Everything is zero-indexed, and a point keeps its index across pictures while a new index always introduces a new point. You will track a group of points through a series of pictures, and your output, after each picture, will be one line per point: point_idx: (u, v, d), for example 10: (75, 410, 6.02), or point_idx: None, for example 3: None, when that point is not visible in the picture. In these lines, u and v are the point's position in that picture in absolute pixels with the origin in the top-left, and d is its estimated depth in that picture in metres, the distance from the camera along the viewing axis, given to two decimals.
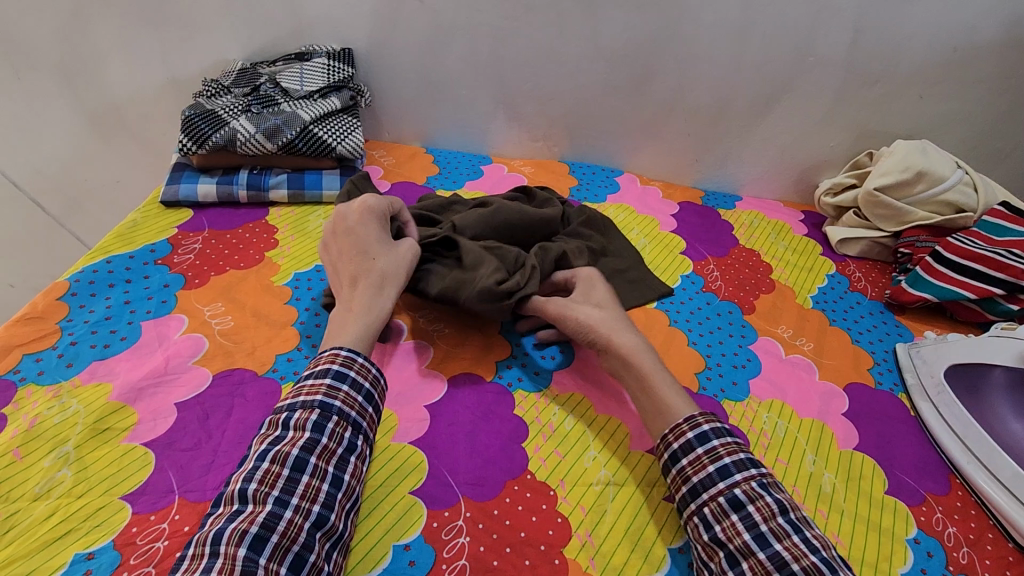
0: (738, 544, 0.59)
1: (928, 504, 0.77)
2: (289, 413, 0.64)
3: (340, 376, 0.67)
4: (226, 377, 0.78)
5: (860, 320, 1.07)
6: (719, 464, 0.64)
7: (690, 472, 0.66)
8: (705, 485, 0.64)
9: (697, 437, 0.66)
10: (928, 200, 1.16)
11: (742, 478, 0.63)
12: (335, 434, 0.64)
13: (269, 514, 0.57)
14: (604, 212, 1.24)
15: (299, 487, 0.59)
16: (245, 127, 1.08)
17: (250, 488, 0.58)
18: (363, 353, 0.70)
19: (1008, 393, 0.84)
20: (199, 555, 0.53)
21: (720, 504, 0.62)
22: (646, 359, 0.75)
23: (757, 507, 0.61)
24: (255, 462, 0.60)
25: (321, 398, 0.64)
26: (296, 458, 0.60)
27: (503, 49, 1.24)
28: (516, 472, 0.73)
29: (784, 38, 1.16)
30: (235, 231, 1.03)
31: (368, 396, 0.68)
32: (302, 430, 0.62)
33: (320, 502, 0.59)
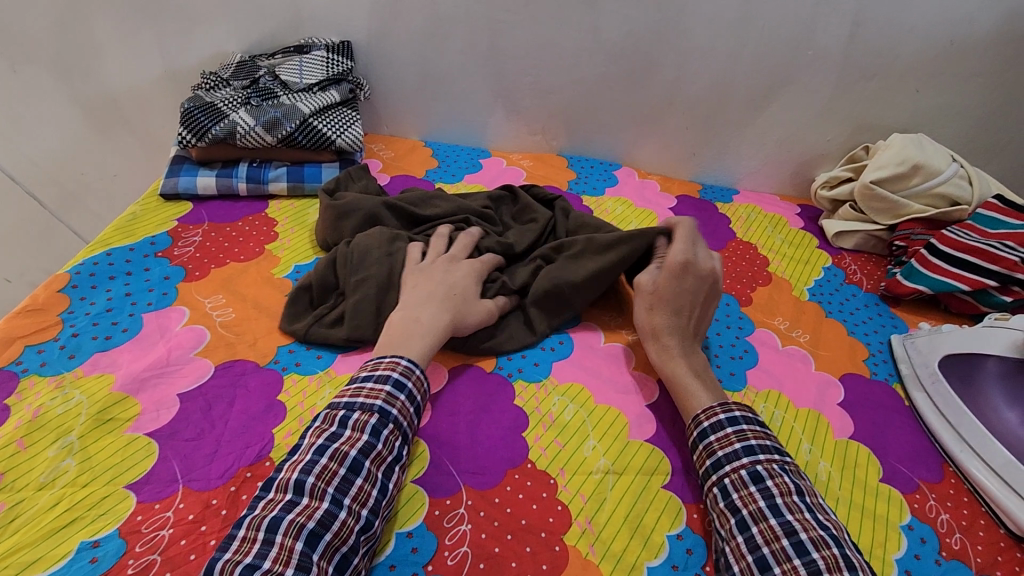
0: (752, 510, 0.63)
1: (921, 491, 0.78)
2: (347, 413, 0.64)
3: (397, 385, 0.68)
4: (228, 368, 0.78)
5: (856, 311, 1.08)
6: (746, 443, 0.68)
7: (717, 446, 0.70)
8: (729, 457, 0.68)
9: (728, 420, 0.71)
10: (924, 193, 1.17)
11: (764, 458, 0.67)
12: (388, 441, 0.65)
13: (325, 512, 0.57)
14: (602, 205, 1.24)
15: (353, 488, 0.60)
16: (244, 119, 1.08)
17: (307, 481, 0.59)
18: (421, 365, 0.71)
19: (1001, 381, 0.85)
20: (251, 540, 0.55)
21: (741, 476, 0.66)
22: (676, 366, 0.80)
23: (775, 483, 0.64)
24: (313, 456, 0.61)
25: (381, 404, 0.66)
26: (353, 459, 0.61)
27: (503, 42, 1.25)
28: (517, 461, 0.73)
29: (782, 32, 1.17)
30: (235, 224, 1.03)
31: (417, 409, 0.70)
32: (361, 432, 0.63)
33: (369, 507, 0.60)
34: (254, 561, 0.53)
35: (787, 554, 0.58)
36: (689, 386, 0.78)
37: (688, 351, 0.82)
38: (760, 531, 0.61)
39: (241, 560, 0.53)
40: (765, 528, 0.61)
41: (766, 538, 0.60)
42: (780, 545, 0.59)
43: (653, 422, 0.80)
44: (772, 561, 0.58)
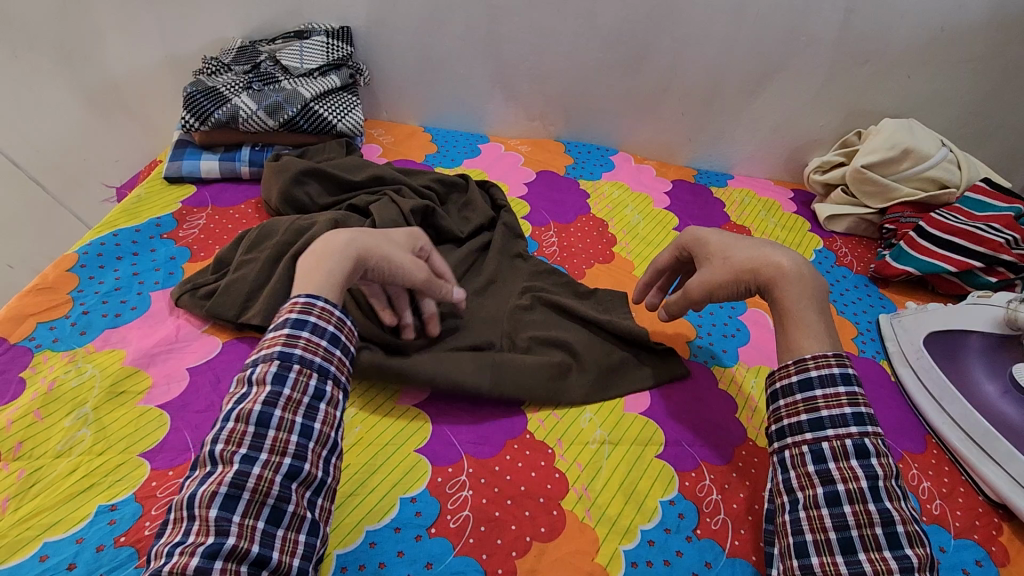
0: (810, 494, 0.58)
1: (905, 461, 0.82)
2: (252, 368, 0.55)
3: (305, 323, 0.58)
4: (235, 345, 0.81)
5: (846, 292, 1.11)
6: (814, 415, 0.61)
7: (785, 414, 0.63)
8: (794, 430, 0.62)
9: (801, 385, 0.63)
10: (914, 177, 1.20)
11: (834, 433, 0.60)
12: (297, 383, 0.55)
13: (236, 473, 0.50)
14: (599, 189, 1.27)
15: (267, 442, 0.52)
16: (246, 103, 1.09)
17: (216, 449, 0.51)
18: (325, 296, 0.60)
19: (983, 357, 0.88)
20: (178, 520, 0.49)
21: (804, 453, 0.60)
22: (789, 292, 0.68)
23: (840, 466, 0.58)
24: (220, 421, 0.53)
25: (281, 347, 0.56)
26: (258, 415, 0.52)
27: (501, 27, 1.26)
28: (516, 432, 0.76)
29: (776, 18, 1.18)
30: (238, 206, 1.05)
31: (332, 339, 0.59)
32: (263, 384, 0.54)
33: (292, 455, 0.52)
34: (176, 543, 0.47)
35: (832, 548, 0.55)
36: (807, 313, 0.67)
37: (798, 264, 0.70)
38: (812, 516, 0.57)
39: (172, 542, 0.48)
40: (815, 515, 0.57)
41: (816, 526, 0.57)
42: (872, 532, 0.55)
43: (647, 395, 0.83)
44: (858, 545, 0.54)
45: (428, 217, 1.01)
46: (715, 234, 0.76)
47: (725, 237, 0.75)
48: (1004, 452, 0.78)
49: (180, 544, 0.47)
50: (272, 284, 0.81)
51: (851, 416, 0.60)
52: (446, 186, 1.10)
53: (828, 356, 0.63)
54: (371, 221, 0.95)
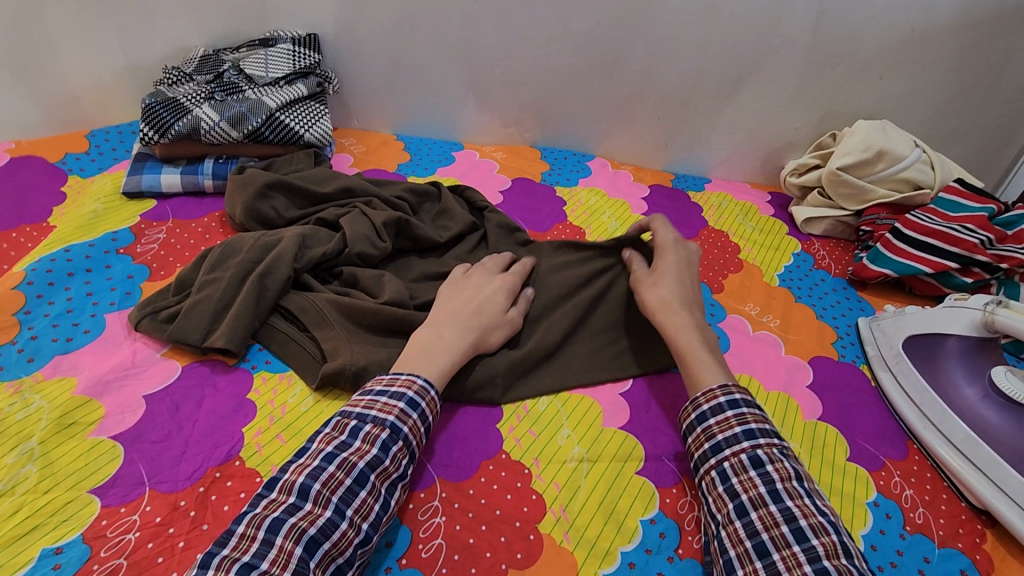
0: (752, 495, 0.62)
1: (887, 469, 0.81)
2: (358, 423, 0.65)
3: (413, 406, 0.68)
4: (195, 369, 0.77)
5: (825, 296, 1.10)
6: (746, 426, 0.67)
7: (718, 430, 0.69)
8: (729, 441, 0.67)
9: (729, 403, 0.69)
10: (888, 178, 1.20)
11: (764, 443, 0.66)
12: (395, 458, 0.64)
13: (327, 520, 0.58)
14: (576, 196, 1.25)
15: (356, 500, 0.60)
16: (208, 114, 1.05)
17: (313, 487, 0.59)
18: (436, 387, 0.71)
19: (962, 359, 0.86)
20: (250, 537, 0.55)
21: (741, 460, 0.65)
22: (688, 336, 0.78)
23: (775, 468, 0.63)
24: (321, 462, 0.61)
25: (392, 420, 0.66)
26: (359, 472, 0.61)
27: (473, 33, 1.24)
28: (490, 452, 0.74)
29: (748, 21, 1.18)
30: (201, 220, 1.01)
31: (428, 427, 0.69)
32: (370, 446, 0.63)
33: (369, 521, 0.60)
34: (252, 560, 0.54)
35: (788, 540, 0.58)
36: (701, 354, 0.76)
37: (697, 319, 0.81)
38: (760, 516, 0.60)
39: (239, 556, 0.54)
40: (765, 514, 0.60)
41: (766, 524, 0.60)
42: (778, 531, 0.59)
43: (627, 408, 0.81)
44: (771, 547, 0.58)
45: (402, 227, 0.98)
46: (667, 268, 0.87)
47: (676, 281, 0.86)
48: (985, 456, 0.77)
49: (256, 567, 0.53)
50: (238, 304, 0.79)
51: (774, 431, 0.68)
52: (418, 196, 1.08)
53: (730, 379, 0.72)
54: (340, 235, 0.93)
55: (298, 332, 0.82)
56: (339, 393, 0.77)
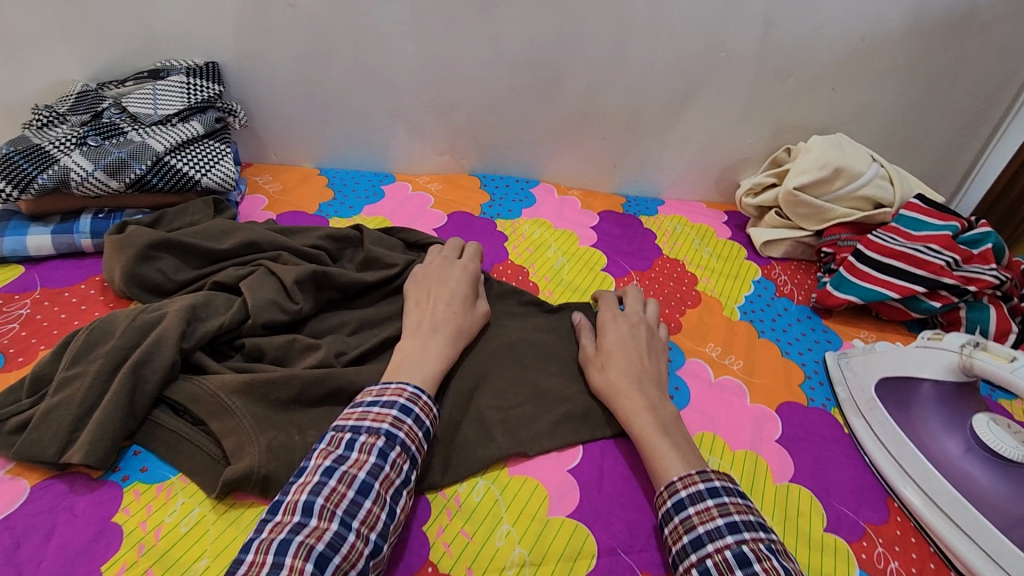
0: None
1: (868, 537, 0.72)
2: (354, 434, 0.60)
3: (407, 412, 0.64)
4: (48, 488, 0.63)
5: (789, 328, 1.02)
6: (729, 518, 0.58)
7: (697, 522, 0.59)
8: (711, 535, 0.57)
9: (709, 492, 0.61)
10: (847, 196, 1.13)
11: (750, 538, 0.57)
12: (396, 465, 0.60)
13: (335, 533, 0.53)
14: (519, 230, 1.14)
15: (361, 511, 0.56)
16: (80, 164, 0.90)
17: (316, 503, 0.55)
18: (428, 392, 0.67)
19: (938, 405, 0.79)
20: (259, 566, 0.50)
21: (726, 557, 0.55)
22: (643, 421, 0.71)
23: (762, 565, 0.54)
24: (320, 478, 0.57)
25: (388, 427, 0.61)
26: (361, 484, 0.57)
27: (395, 54, 1.11)
28: (414, 566, 0.62)
29: (693, 34, 1.09)
30: (75, 288, 0.86)
31: (425, 433, 0.65)
32: (367, 455, 0.59)
33: (378, 530, 0.56)
34: None
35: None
36: (656, 442, 0.68)
37: (653, 399, 0.73)
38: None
39: None
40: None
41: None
42: None
43: (576, 493, 0.70)
44: None
45: (320, 281, 0.86)
46: (615, 346, 0.80)
47: (624, 357, 0.78)
48: (972, 519, 0.69)
49: None
50: (105, 407, 0.65)
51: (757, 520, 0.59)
52: (338, 241, 0.95)
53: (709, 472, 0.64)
54: (240, 303, 0.79)
55: (189, 428, 0.69)
56: (242, 498, 0.65)
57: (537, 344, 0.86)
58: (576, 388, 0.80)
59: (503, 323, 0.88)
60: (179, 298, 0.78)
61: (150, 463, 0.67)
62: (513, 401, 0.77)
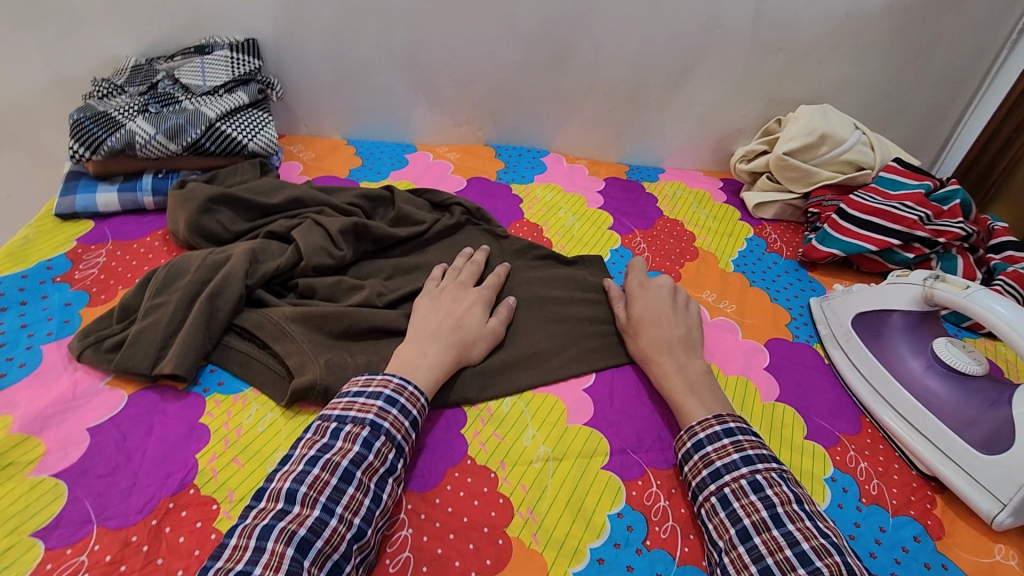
0: (755, 520, 0.62)
1: (842, 444, 0.83)
2: (339, 423, 0.65)
3: (393, 402, 0.67)
4: (142, 397, 0.74)
5: (777, 279, 1.13)
6: (726, 425, 0.70)
7: (714, 458, 0.68)
8: (711, 439, 0.70)
9: (725, 432, 0.70)
10: (832, 160, 1.24)
11: (762, 467, 0.66)
12: (380, 453, 0.64)
13: (316, 519, 0.57)
14: (532, 193, 1.25)
15: (345, 497, 0.59)
16: (143, 128, 1.01)
17: (299, 490, 0.59)
18: (415, 384, 0.70)
19: (906, 333, 0.90)
20: (243, 548, 0.54)
21: (742, 486, 0.65)
22: (671, 380, 0.79)
23: (775, 491, 0.63)
24: (305, 467, 0.61)
25: (372, 416, 0.65)
26: (343, 471, 0.61)
27: (418, 31, 1.21)
28: (455, 459, 0.73)
29: (691, 12, 1.19)
30: (142, 239, 0.97)
31: (413, 422, 0.68)
32: (351, 444, 0.63)
33: (361, 516, 0.59)
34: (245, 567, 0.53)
35: (792, 562, 0.57)
36: (685, 397, 0.76)
37: (681, 359, 0.81)
38: (763, 541, 0.60)
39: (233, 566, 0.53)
40: (767, 539, 0.60)
41: (769, 548, 0.59)
42: (759, 517, 0.62)
43: (590, 405, 0.81)
44: (752, 531, 0.61)
45: (360, 232, 0.95)
46: (646, 315, 0.87)
47: (653, 324, 0.86)
48: (934, 426, 0.81)
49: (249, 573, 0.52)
50: (187, 329, 0.76)
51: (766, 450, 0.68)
52: (370, 200, 1.05)
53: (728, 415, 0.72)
54: (293, 248, 0.90)
55: (256, 350, 0.79)
56: (307, 408, 0.76)
57: (553, 287, 0.96)
58: (589, 322, 0.91)
59: (523, 271, 0.98)
60: (236, 245, 0.89)
61: (224, 379, 0.78)
62: (535, 332, 0.88)
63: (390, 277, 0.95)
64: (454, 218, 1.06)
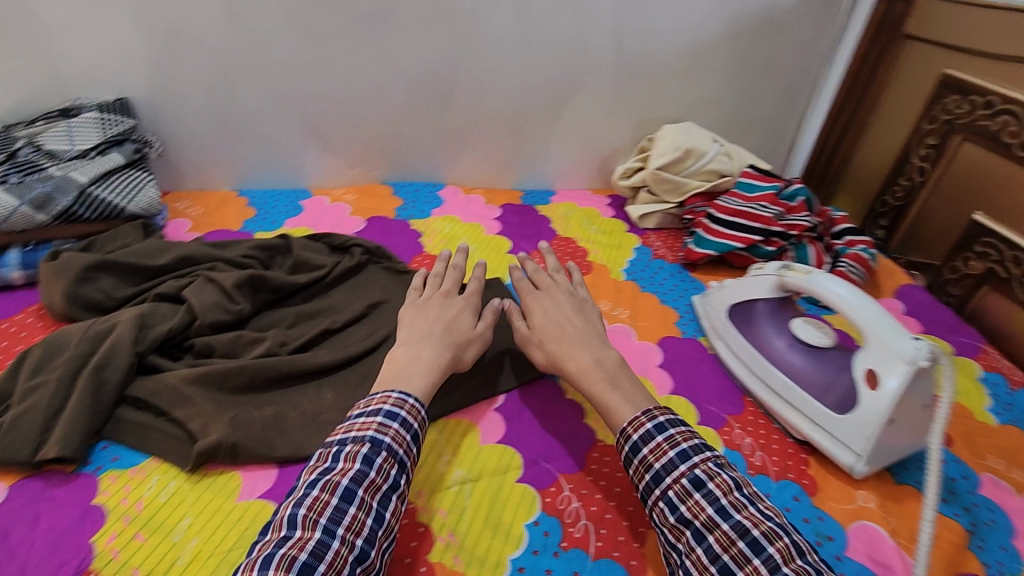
0: (704, 519, 0.58)
1: (729, 424, 0.92)
2: (339, 447, 0.62)
3: (393, 416, 0.64)
4: (23, 487, 0.70)
5: (664, 282, 1.23)
6: (657, 421, 0.66)
7: (654, 462, 0.63)
8: (645, 439, 0.65)
9: (659, 429, 0.65)
10: (699, 171, 1.37)
11: (699, 460, 0.62)
12: (381, 470, 0.60)
13: (318, 542, 0.53)
14: (431, 226, 1.28)
15: (347, 517, 0.56)
16: (2, 200, 0.97)
17: (298, 514, 0.56)
18: (415, 396, 0.67)
19: (770, 318, 1.02)
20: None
21: (684, 485, 0.61)
22: (591, 378, 0.74)
23: (717, 484, 0.60)
24: (306, 489, 0.58)
25: (372, 434, 0.62)
26: (344, 491, 0.57)
27: (300, 79, 1.23)
28: None
29: (558, 47, 1.30)
30: (12, 317, 0.91)
31: (415, 438, 0.65)
32: (352, 462, 0.59)
33: (363, 536, 0.56)
34: None
35: (747, 557, 0.55)
36: (608, 395, 0.72)
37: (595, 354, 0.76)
38: (718, 542, 0.56)
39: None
40: (720, 537, 0.56)
41: (724, 549, 0.55)
42: (707, 515, 0.58)
43: (501, 424, 0.85)
44: (706, 532, 0.57)
45: (256, 283, 0.95)
46: (545, 323, 0.83)
47: (556, 326, 0.82)
48: (798, 396, 0.91)
49: None
50: (71, 408, 0.72)
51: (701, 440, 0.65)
52: (267, 250, 1.04)
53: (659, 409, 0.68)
54: (185, 308, 0.88)
55: (153, 419, 0.77)
56: (214, 470, 0.74)
57: None
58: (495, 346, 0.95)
59: None
60: (121, 311, 0.86)
61: (119, 453, 0.75)
62: None
63: (293, 324, 0.94)
64: (354, 259, 1.06)
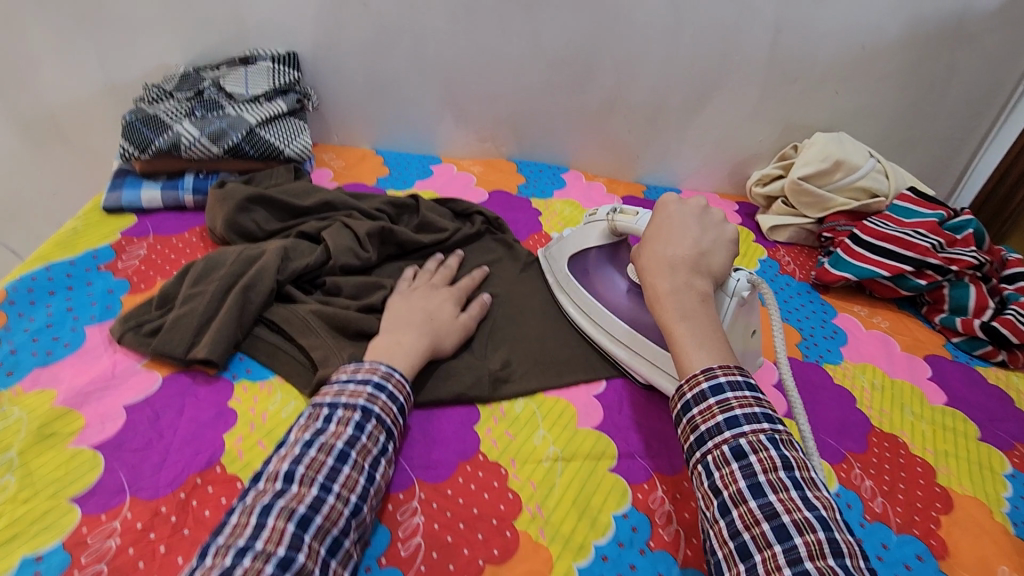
0: (733, 494, 0.37)
1: None
2: (329, 411, 0.44)
3: (387, 386, 0.47)
4: None
5: None
6: (731, 417, 0.39)
7: (699, 423, 0.40)
8: (710, 433, 0.39)
9: (713, 392, 0.40)
10: None
11: (750, 431, 0.39)
12: (372, 435, 0.44)
13: (314, 498, 0.39)
14: None
15: (341, 476, 0.41)
16: None
17: (297, 470, 0.40)
18: (403, 369, 0.49)
19: None
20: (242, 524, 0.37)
21: (723, 455, 0.38)
22: (665, 300, 0.45)
23: (760, 457, 0.37)
24: (298, 449, 0.42)
25: (362, 401, 0.45)
26: (338, 452, 0.42)
27: None
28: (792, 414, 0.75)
29: None
30: None
31: (402, 409, 0.47)
32: (344, 430, 0.43)
33: (358, 496, 0.41)
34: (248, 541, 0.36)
35: (769, 539, 0.34)
36: (679, 331, 0.43)
37: (682, 276, 0.46)
38: (807, 550, 0.33)
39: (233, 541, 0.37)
40: (745, 513, 0.36)
41: (746, 525, 0.36)
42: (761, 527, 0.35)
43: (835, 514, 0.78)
44: (750, 548, 0.35)
45: None
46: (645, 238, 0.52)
47: (654, 238, 0.49)
48: None
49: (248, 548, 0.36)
50: None
51: (761, 401, 0.40)
52: None
53: (730, 365, 0.41)
54: None
55: None
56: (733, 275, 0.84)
57: None
58: None
59: None
60: None
61: None
62: None
63: None
64: None
